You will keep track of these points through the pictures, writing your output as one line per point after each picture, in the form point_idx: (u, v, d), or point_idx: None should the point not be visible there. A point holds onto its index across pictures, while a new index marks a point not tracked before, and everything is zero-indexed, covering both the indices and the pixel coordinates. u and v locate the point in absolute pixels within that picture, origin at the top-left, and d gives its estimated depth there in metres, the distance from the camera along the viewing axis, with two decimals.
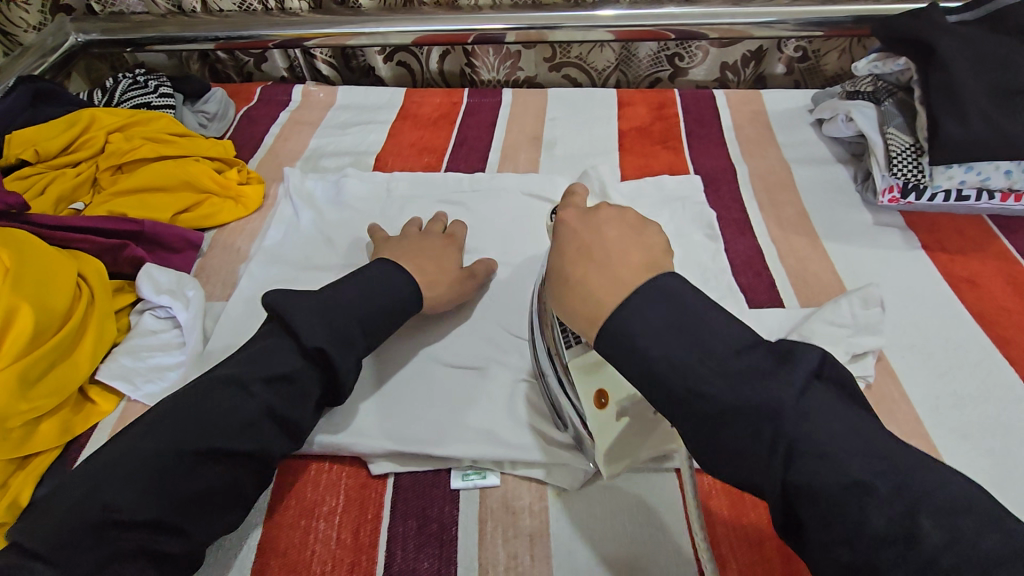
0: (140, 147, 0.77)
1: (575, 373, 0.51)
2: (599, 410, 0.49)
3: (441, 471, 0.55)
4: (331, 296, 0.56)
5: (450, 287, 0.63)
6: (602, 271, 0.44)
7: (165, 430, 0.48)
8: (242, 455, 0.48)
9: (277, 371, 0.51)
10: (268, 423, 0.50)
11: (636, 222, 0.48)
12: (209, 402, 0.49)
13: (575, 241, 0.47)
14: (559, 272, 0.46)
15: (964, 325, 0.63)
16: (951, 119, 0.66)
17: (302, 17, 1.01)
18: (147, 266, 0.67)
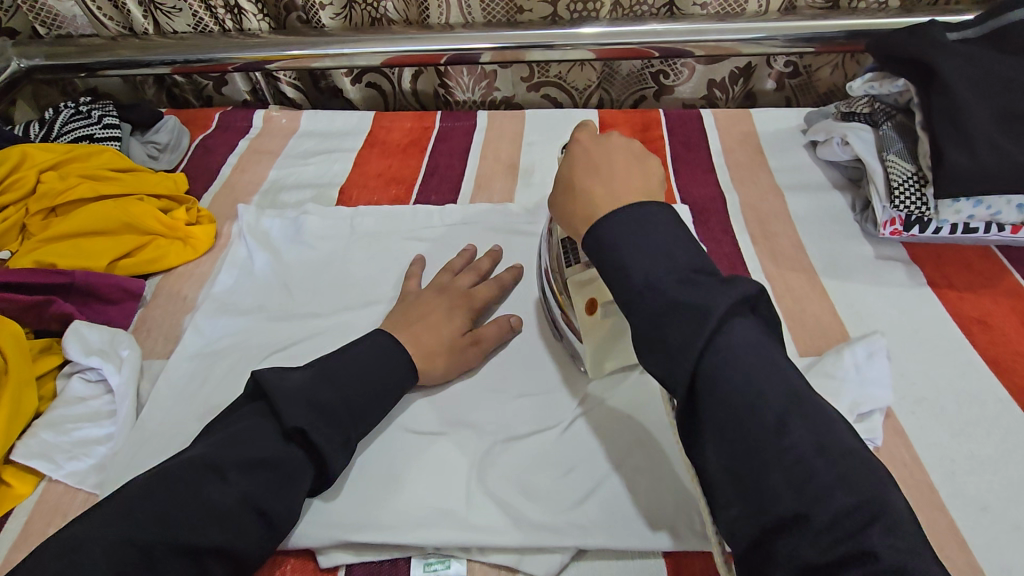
0: (76, 187, 0.71)
1: (572, 286, 0.56)
2: (589, 316, 0.54)
3: (398, 560, 0.48)
4: (321, 368, 0.51)
5: (454, 357, 0.57)
6: (604, 187, 0.47)
7: (119, 522, 0.40)
8: (210, 554, 0.40)
9: (258, 453, 0.44)
10: (246, 514, 0.42)
11: (641, 151, 0.50)
12: (180, 485, 0.42)
13: (584, 159, 0.50)
14: (565, 181, 0.49)
15: (979, 373, 0.58)
16: (955, 147, 0.61)
17: (263, 38, 0.95)
18: (75, 323, 0.60)
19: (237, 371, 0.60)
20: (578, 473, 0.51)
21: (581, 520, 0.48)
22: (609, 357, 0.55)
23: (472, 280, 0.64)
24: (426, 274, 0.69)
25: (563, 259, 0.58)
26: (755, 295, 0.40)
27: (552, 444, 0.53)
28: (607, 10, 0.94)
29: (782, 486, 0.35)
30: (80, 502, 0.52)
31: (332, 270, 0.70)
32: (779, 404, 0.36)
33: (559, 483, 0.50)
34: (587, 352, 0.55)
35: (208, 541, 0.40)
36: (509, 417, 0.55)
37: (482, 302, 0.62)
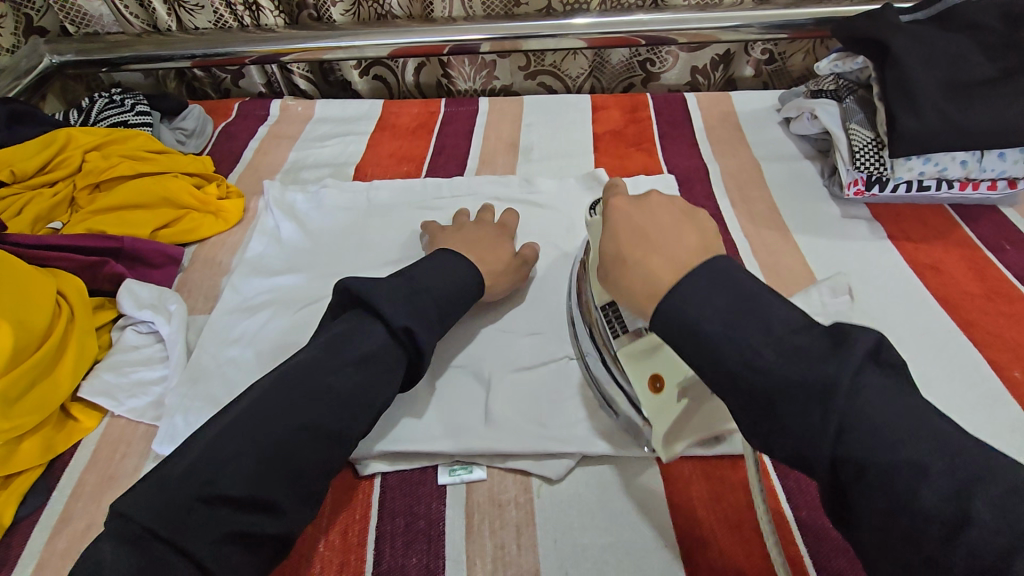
0: (119, 165, 0.77)
1: (630, 359, 0.53)
2: (656, 394, 0.51)
3: (427, 469, 0.56)
4: (407, 280, 0.57)
5: (507, 273, 0.66)
6: (658, 252, 0.45)
7: (258, 413, 0.48)
8: (331, 434, 0.49)
9: (363, 352, 0.52)
10: (361, 402, 0.51)
11: (683, 209, 0.48)
12: (302, 380, 0.50)
13: (628, 227, 0.48)
14: (612, 252, 0.47)
15: (930, 309, 0.66)
16: (907, 112, 0.69)
17: (278, 33, 1.02)
18: (127, 282, 0.67)
19: (272, 319, 0.68)
20: (581, 396, 0.60)
21: (585, 432, 0.57)
22: (685, 435, 0.50)
23: (491, 215, 0.74)
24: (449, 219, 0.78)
25: (607, 329, 0.55)
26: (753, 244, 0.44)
27: (557, 374, 0.61)
28: (597, 2, 1.01)
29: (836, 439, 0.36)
30: (141, 432, 0.59)
31: (354, 236, 0.78)
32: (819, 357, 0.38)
33: (566, 404, 0.59)
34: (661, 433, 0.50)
35: (335, 424, 0.49)
36: (517, 352, 0.63)
37: (509, 232, 0.72)
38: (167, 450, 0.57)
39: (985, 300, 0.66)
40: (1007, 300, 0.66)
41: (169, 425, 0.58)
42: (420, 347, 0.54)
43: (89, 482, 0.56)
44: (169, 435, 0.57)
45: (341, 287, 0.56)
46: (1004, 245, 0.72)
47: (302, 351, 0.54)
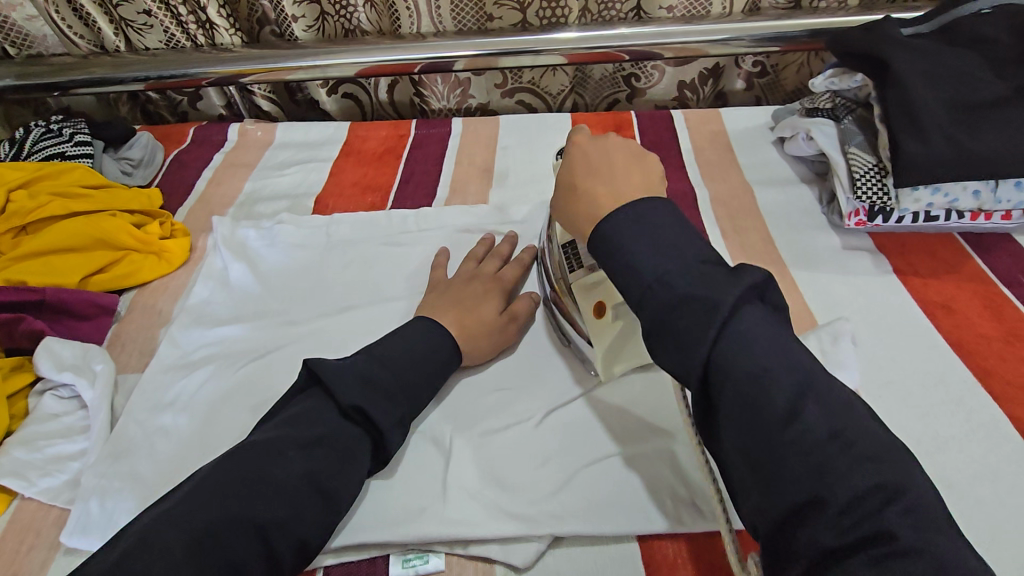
0: (47, 204, 0.70)
1: (576, 288, 0.57)
2: (598, 317, 0.56)
3: (377, 559, 0.49)
4: (376, 353, 0.52)
5: (491, 335, 0.59)
6: (604, 186, 0.47)
7: (194, 498, 0.41)
8: (273, 525, 0.41)
9: (316, 431, 0.46)
10: (310, 490, 0.44)
11: (639, 149, 0.50)
12: (248, 461, 0.44)
13: (581, 161, 0.49)
14: (566, 181, 0.49)
15: (944, 356, 0.59)
16: (910, 138, 0.63)
17: (236, 52, 0.96)
18: (46, 340, 0.60)
19: (210, 377, 0.60)
20: (553, 466, 0.52)
21: (557, 509, 0.50)
22: (619, 357, 0.56)
23: (497, 264, 0.67)
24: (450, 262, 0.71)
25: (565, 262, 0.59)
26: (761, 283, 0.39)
27: (528, 439, 0.54)
28: (576, 16, 0.95)
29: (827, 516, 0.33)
30: (54, 518, 0.52)
31: (309, 278, 0.71)
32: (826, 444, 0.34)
33: (537, 475, 0.52)
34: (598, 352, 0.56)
35: (277, 515, 0.42)
36: (485, 415, 0.56)
37: (510, 284, 0.65)
38: (77, 543, 0.49)
39: (1004, 344, 0.60)
40: None
41: (83, 512, 0.51)
42: (375, 420, 0.48)
43: None
44: (82, 524, 0.50)
45: (305, 368, 0.51)
46: (1020, 280, 0.65)
47: (252, 433, 0.48)
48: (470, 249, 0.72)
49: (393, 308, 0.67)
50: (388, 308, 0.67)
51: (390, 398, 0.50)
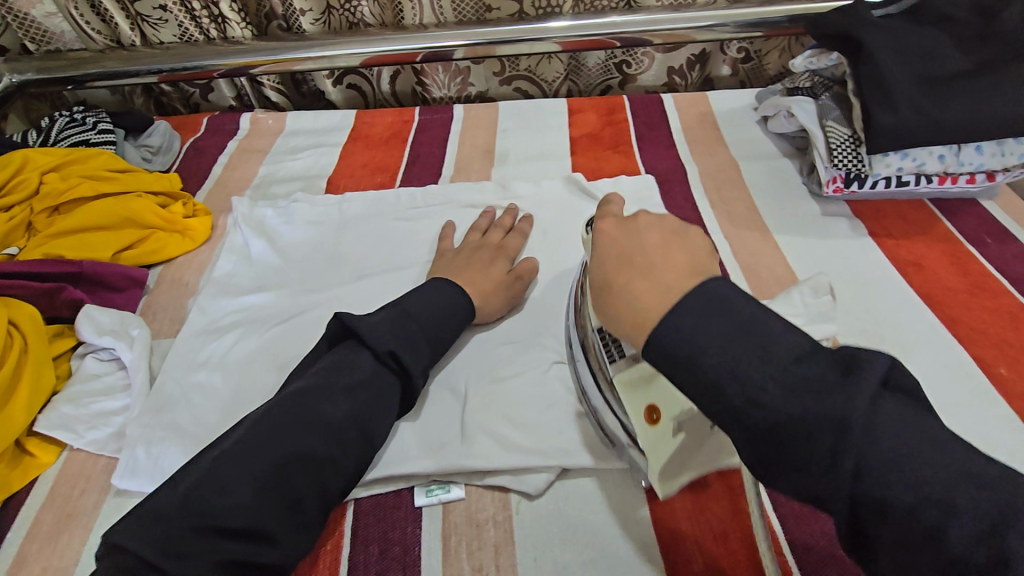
0: (78, 186, 0.75)
1: (623, 385, 0.49)
2: (653, 426, 0.47)
3: (403, 492, 0.54)
4: (401, 309, 0.57)
5: (501, 293, 0.64)
6: (647, 277, 0.41)
7: (251, 439, 0.45)
8: (327, 461, 0.46)
9: (353, 378, 0.50)
10: (353, 430, 0.48)
11: (675, 227, 0.46)
12: (296, 406, 0.47)
13: (615, 249, 0.45)
14: (597, 279, 0.45)
15: (915, 306, 0.65)
16: (881, 109, 0.68)
17: (246, 45, 1.00)
18: (86, 307, 0.64)
19: (240, 340, 0.65)
20: (560, 407, 0.57)
21: (565, 444, 0.55)
22: (679, 470, 0.47)
23: (500, 235, 0.72)
24: (455, 234, 0.76)
25: (603, 352, 0.52)
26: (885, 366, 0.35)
27: (537, 384, 0.59)
28: (570, 6, 1.00)
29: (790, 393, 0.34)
30: (102, 466, 0.57)
31: (326, 251, 0.75)
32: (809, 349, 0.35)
33: (546, 416, 0.57)
34: (654, 468, 0.47)
35: (327, 452, 0.46)
36: (496, 364, 0.61)
37: (513, 251, 0.70)
38: (127, 484, 0.54)
39: (968, 295, 0.65)
40: (991, 295, 0.65)
41: (129, 458, 0.55)
42: (404, 363, 0.52)
43: (46, 520, 0.53)
44: (130, 469, 0.55)
45: (335, 319, 0.54)
46: (985, 239, 0.71)
47: (294, 380, 0.52)
48: (471, 223, 0.77)
49: (406, 276, 0.72)
50: (403, 276, 0.72)
51: (417, 346, 0.54)
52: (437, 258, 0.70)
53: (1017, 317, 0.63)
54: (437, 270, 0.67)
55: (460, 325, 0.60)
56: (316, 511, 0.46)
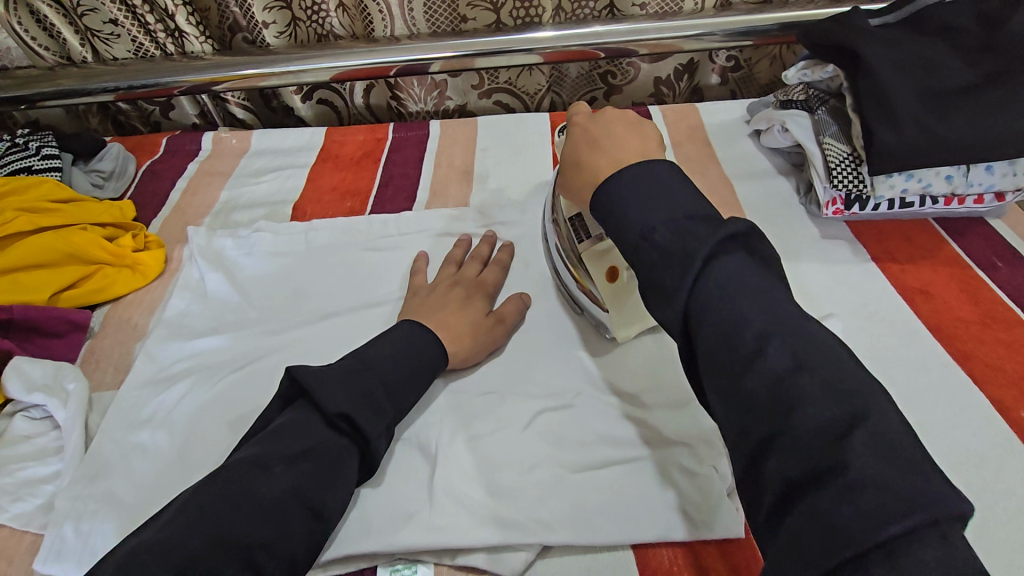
0: (14, 220, 0.69)
1: (588, 256, 0.60)
2: (612, 285, 0.59)
3: (366, 571, 0.48)
4: (360, 359, 0.52)
5: (479, 336, 0.59)
6: (602, 154, 0.50)
7: (176, 523, 0.40)
8: (260, 546, 0.40)
9: (300, 445, 0.45)
10: (295, 506, 0.43)
11: (636, 119, 0.53)
12: (229, 487, 0.42)
13: (584, 136, 0.53)
14: (570, 159, 0.53)
15: (926, 342, 0.60)
16: (883, 126, 0.63)
17: (206, 60, 0.94)
18: (15, 360, 0.58)
19: (186, 393, 0.59)
20: (541, 471, 0.52)
21: (545, 515, 0.49)
22: (627, 322, 0.59)
23: (477, 268, 0.67)
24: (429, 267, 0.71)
25: (573, 234, 0.62)
26: (749, 234, 0.39)
27: (516, 443, 0.54)
28: (551, 15, 0.95)
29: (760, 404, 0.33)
30: (27, 544, 0.50)
31: (289, 286, 0.69)
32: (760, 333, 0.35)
33: (526, 479, 0.51)
34: (610, 318, 0.59)
35: (260, 535, 0.40)
36: (472, 420, 0.55)
37: (492, 287, 0.65)
38: (52, 570, 0.48)
39: (980, 327, 0.61)
40: (1004, 326, 0.60)
41: (56, 537, 0.49)
42: (363, 429, 0.47)
43: None
44: (55, 551, 0.49)
45: (287, 376, 0.50)
46: (995, 263, 0.67)
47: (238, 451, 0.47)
48: (446, 254, 0.71)
49: (377, 313, 0.66)
50: (372, 314, 0.66)
51: (378, 409, 0.49)
52: (409, 296, 0.64)
53: None
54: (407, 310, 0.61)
55: (429, 373, 0.55)
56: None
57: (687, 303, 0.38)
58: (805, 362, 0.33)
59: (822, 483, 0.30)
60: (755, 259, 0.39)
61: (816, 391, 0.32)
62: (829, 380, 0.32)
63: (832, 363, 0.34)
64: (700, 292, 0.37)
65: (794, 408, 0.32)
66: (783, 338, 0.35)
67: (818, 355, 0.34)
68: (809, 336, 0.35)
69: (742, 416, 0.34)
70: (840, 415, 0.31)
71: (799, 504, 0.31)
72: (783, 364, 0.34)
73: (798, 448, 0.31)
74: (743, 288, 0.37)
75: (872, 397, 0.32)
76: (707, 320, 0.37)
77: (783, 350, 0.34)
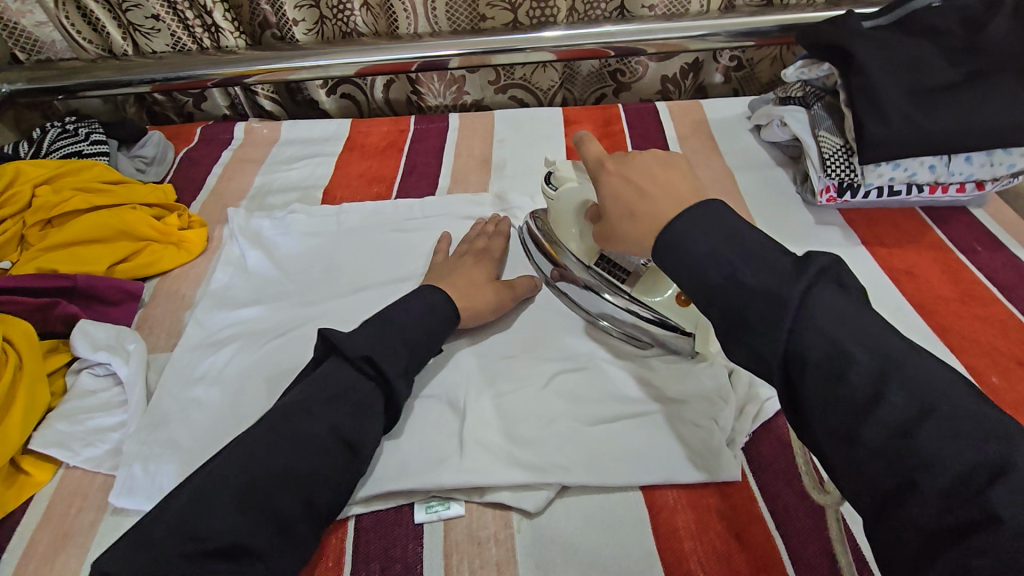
0: (71, 199, 0.74)
1: (648, 287, 0.61)
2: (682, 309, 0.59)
3: (404, 507, 0.54)
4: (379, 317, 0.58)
5: (488, 297, 0.65)
6: (657, 203, 0.47)
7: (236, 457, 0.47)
8: (309, 475, 0.47)
9: (333, 391, 0.51)
10: (336, 442, 0.49)
11: (665, 154, 0.51)
12: (282, 434, 0.48)
13: (624, 184, 0.50)
14: (609, 209, 0.50)
15: (909, 316, 0.66)
16: (872, 119, 0.68)
17: (239, 54, 1.00)
18: (81, 323, 0.64)
19: (234, 355, 0.65)
20: (560, 423, 0.58)
21: (563, 461, 0.55)
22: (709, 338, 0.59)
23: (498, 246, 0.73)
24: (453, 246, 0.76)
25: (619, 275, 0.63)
26: (832, 268, 0.41)
27: (536, 399, 0.60)
28: (564, 15, 1.01)
29: (885, 458, 0.35)
30: (99, 483, 0.56)
31: (322, 262, 0.75)
32: (872, 377, 0.37)
33: (545, 430, 0.57)
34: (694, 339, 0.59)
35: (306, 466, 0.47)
36: (495, 381, 0.61)
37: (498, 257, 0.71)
38: (125, 503, 0.54)
39: (959, 303, 0.66)
40: (981, 303, 0.66)
41: (127, 476, 0.55)
42: (381, 368, 0.53)
43: (42, 540, 0.53)
44: (127, 487, 0.54)
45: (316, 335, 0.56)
46: (975, 247, 0.72)
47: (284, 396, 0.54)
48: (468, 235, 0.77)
49: (404, 287, 0.71)
50: (401, 288, 0.71)
51: (395, 354, 0.55)
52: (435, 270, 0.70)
53: (1007, 325, 0.64)
54: (429, 278, 0.67)
55: (443, 328, 0.60)
56: (307, 530, 0.46)
57: (788, 339, 0.39)
58: (929, 408, 0.35)
59: (973, 534, 0.31)
60: (845, 290, 0.40)
61: (943, 440, 0.34)
62: (948, 417, 0.34)
63: (960, 408, 0.35)
64: (798, 329, 0.38)
65: (929, 460, 0.33)
66: (901, 382, 0.36)
67: (943, 399, 0.35)
68: (926, 376, 0.36)
69: (866, 464, 0.36)
70: (983, 462, 0.33)
71: (942, 553, 0.32)
72: (908, 412, 0.35)
73: (941, 500, 0.33)
74: (843, 327, 0.38)
75: (1015, 443, 0.33)
76: (812, 357, 0.38)
77: (903, 394, 0.36)
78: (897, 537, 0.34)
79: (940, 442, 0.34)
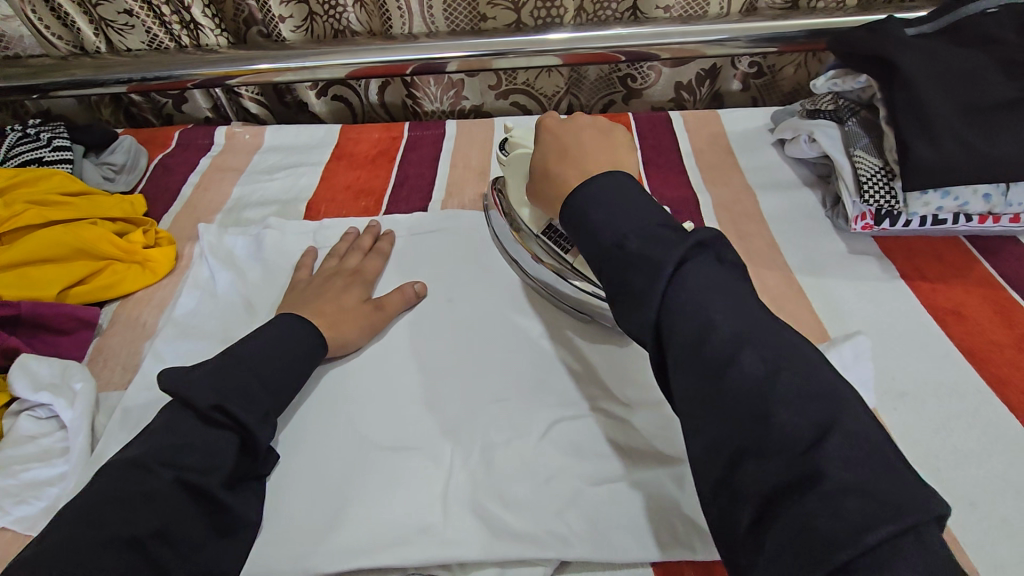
0: (23, 213, 0.67)
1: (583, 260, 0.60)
2: None
3: None
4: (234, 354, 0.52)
5: (356, 323, 0.60)
6: (573, 165, 0.51)
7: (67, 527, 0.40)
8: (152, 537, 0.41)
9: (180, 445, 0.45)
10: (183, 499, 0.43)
11: (605, 128, 0.55)
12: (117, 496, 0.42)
13: (555, 144, 0.54)
14: (538, 166, 0.55)
15: (958, 365, 0.58)
16: (919, 140, 0.61)
17: (220, 54, 0.92)
18: (22, 357, 0.57)
19: None
20: (559, 482, 0.50)
21: (563, 531, 0.48)
22: None
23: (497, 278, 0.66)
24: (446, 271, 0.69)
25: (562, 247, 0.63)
26: (717, 242, 0.41)
27: (532, 454, 0.52)
28: (572, 16, 0.93)
29: (732, 420, 0.35)
30: None
31: None
32: (731, 339, 0.37)
33: (541, 492, 0.50)
34: None
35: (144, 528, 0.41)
36: (485, 431, 0.54)
37: (371, 275, 0.66)
38: None
39: (1016, 351, 0.58)
40: None
41: None
42: (232, 415, 0.47)
43: None
44: None
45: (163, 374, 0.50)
46: None
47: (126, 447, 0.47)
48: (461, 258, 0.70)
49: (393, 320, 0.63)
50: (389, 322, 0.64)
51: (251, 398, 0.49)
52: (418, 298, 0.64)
53: None
54: (290, 303, 0.61)
55: (306, 362, 0.55)
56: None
57: (658, 309, 0.39)
58: (777, 367, 0.35)
59: (803, 495, 0.31)
60: (722, 265, 0.41)
61: (785, 397, 0.34)
62: (789, 372, 0.35)
63: (805, 372, 0.35)
64: (670, 298, 0.39)
65: (766, 416, 0.34)
66: (754, 346, 0.37)
67: (790, 362, 0.36)
68: (782, 346, 0.37)
69: (712, 426, 0.36)
70: (816, 419, 0.33)
71: None
72: (758, 370, 0.35)
73: None
74: (714, 292, 0.39)
75: (844, 405, 0.34)
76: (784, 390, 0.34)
77: (756, 358, 0.36)
78: (739, 499, 0.34)
79: (785, 403, 0.34)
